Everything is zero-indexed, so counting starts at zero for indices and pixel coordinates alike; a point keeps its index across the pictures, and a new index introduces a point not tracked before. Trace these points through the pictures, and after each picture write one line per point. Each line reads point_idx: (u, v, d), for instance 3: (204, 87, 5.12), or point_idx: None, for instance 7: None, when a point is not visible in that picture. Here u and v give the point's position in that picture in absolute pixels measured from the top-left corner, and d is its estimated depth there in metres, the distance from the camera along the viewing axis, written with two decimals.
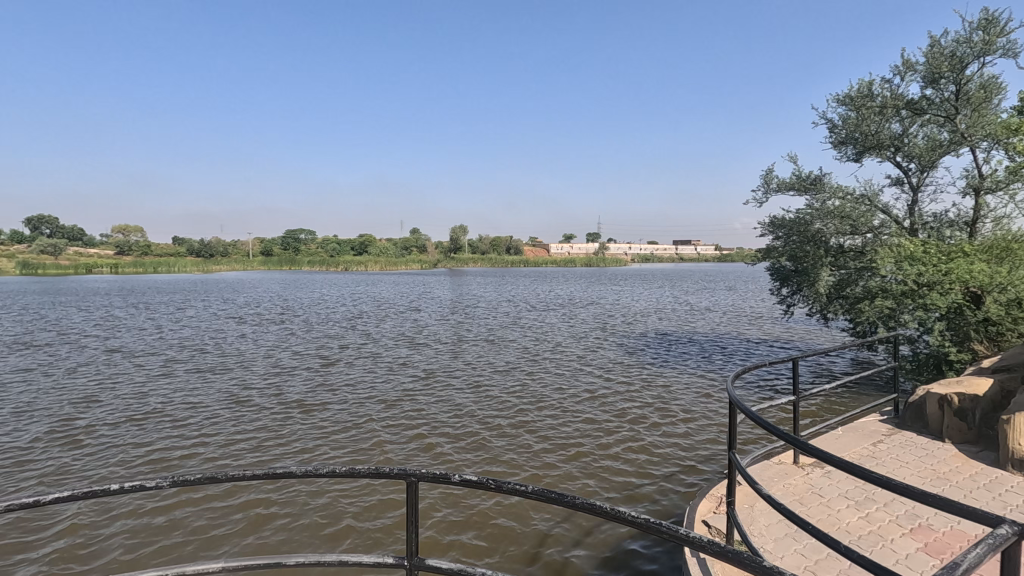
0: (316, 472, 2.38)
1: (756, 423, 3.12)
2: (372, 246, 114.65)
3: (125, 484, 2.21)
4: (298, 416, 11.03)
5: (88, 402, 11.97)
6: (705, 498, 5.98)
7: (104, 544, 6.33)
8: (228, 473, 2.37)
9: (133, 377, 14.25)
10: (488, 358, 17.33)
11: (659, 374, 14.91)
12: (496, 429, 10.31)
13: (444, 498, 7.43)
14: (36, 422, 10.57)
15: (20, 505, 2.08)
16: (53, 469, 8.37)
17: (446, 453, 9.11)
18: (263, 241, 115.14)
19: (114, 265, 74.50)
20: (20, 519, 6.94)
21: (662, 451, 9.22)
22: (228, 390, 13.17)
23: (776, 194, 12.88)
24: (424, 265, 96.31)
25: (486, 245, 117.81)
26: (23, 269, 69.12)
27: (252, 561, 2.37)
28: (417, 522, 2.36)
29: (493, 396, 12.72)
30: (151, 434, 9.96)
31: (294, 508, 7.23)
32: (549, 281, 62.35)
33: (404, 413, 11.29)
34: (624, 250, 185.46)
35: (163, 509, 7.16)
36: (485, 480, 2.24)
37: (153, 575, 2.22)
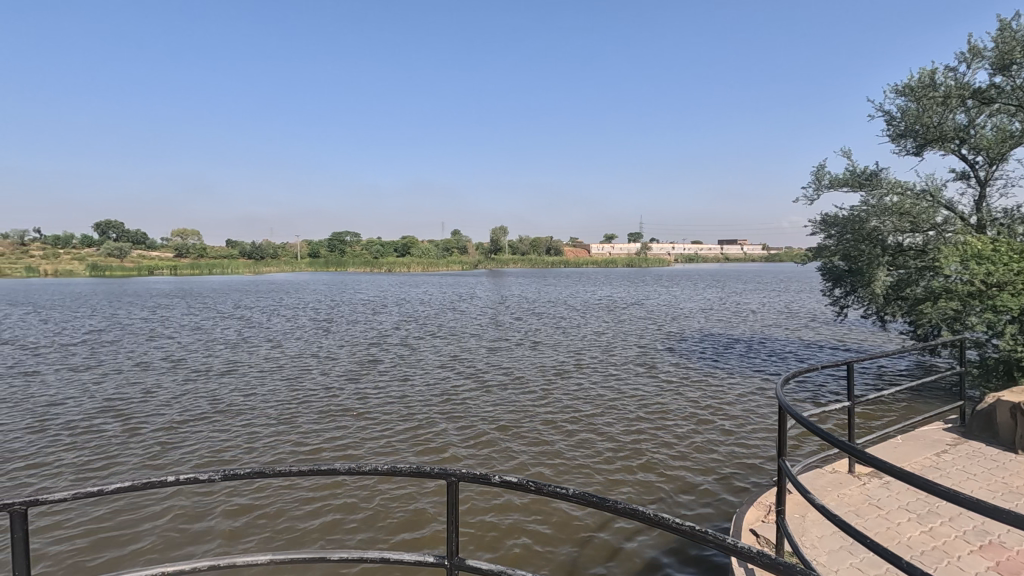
0: (359, 469, 2.42)
1: (808, 429, 2.97)
2: (415, 247, 116.89)
3: (176, 477, 2.30)
4: (345, 414, 11.34)
5: (151, 398, 12.64)
6: (752, 506, 5.79)
7: (161, 533, 6.64)
8: (275, 469, 2.44)
9: (190, 376, 14.94)
10: (529, 359, 17.34)
11: (705, 377, 14.56)
12: (537, 431, 10.29)
13: (486, 499, 7.45)
14: (105, 416, 11.26)
15: (85, 494, 2.20)
16: (117, 462, 8.85)
17: (487, 454, 9.16)
18: (311, 244, 119.42)
19: (174, 267, 78.66)
20: (89, 507, 7.38)
21: (707, 456, 9.00)
22: (277, 388, 13.63)
23: (828, 190, 12.35)
24: (465, 266, 97.48)
25: (526, 245, 118.12)
26: (92, 271, 73.75)
27: (297, 554, 2.42)
28: (458, 523, 2.37)
29: (534, 397, 12.73)
30: (206, 429, 10.42)
31: (338, 504, 7.41)
32: (590, 282, 61.99)
33: (447, 413, 11.42)
34: (667, 249, 182.22)
35: (217, 501, 7.48)
36: (525, 482, 2.23)
37: (207, 563, 2.31)
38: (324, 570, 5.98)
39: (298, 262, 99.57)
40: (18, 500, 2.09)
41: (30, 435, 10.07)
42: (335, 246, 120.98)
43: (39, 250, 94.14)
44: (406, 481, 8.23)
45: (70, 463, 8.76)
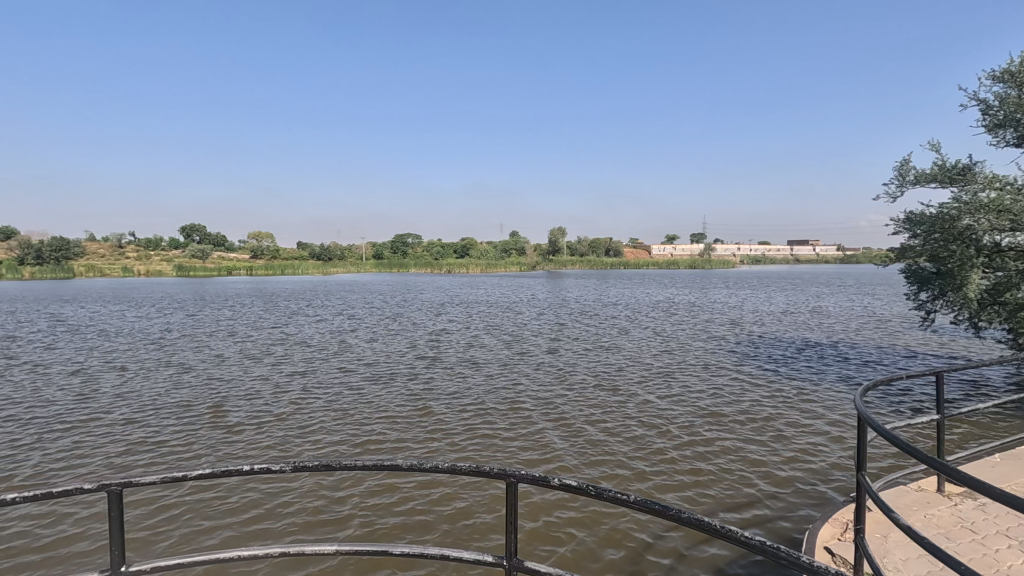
0: (420, 466, 2.45)
1: (890, 441, 2.75)
2: (473, 249, 118.56)
3: (251, 465, 2.43)
4: (409, 412, 11.62)
5: (230, 392, 13.44)
6: (827, 522, 5.47)
7: (235, 520, 7.02)
8: (342, 463, 2.52)
9: (265, 372, 15.78)
10: (589, 361, 17.15)
11: (776, 383, 13.88)
12: (598, 435, 10.14)
13: (545, 501, 7.44)
14: (191, 408, 12.10)
15: (173, 478, 2.36)
16: (199, 451, 9.47)
17: (545, 456, 9.13)
18: (376, 245, 123.77)
19: (250, 268, 83.68)
20: (174, 491, 7.93)
21: (775, 467, 8.57)
22: (344, 385, 14.17)
23: (913, 186, 11.49)
24: (523, 266, 97.91)
25: (585, 246, 117.25)
26: (178, 271, 79.45)
27: (362, 545, 2.51)
28: (518, 525, 2.37)
29: (594, 400, 12.59)
30: (278, 423, 10.96)
31: (400, 499, 7.62)
32: (652, 284, 60.40)
33: (508, 414, 11.47)
34: (733, 249, 175.56)
35: (286, 492, 7.84)
36: (584, 486, 2.20)
37: (276, 550, 2.42)
38: (385, 564, 6.15)
39: (363, 262, 103.44)
40: (114, 481, 2.27)
41: (126, 424, 10.97)
42: (398, 248, 124.73)
43: (134, 252, 102.58)
44: (465, 478, 8.36)
45: (159, 451, 9.47)
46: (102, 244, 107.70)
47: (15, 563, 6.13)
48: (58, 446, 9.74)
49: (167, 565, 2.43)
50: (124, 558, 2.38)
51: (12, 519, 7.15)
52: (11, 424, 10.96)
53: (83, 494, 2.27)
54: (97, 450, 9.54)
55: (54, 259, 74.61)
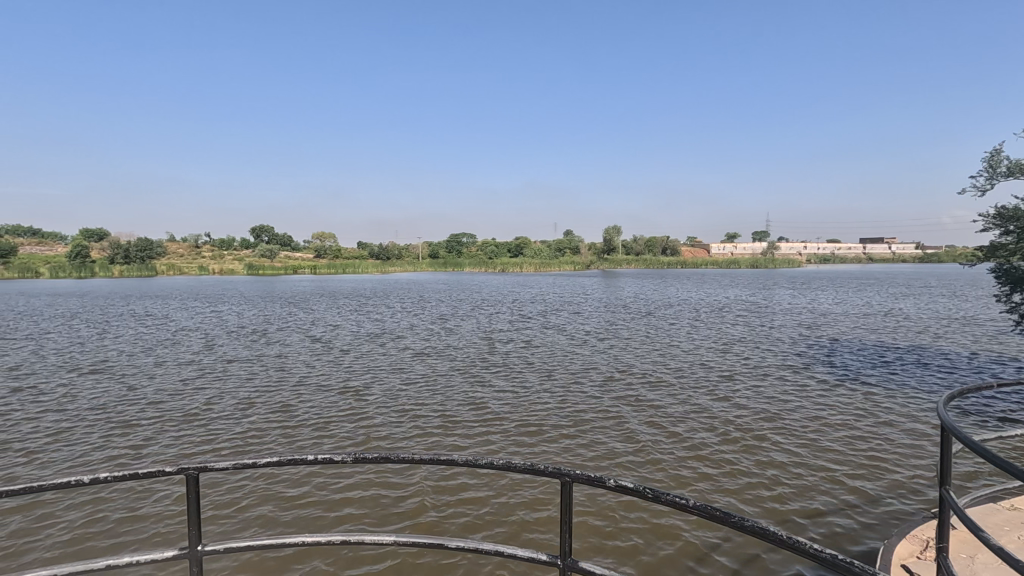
0: (475, 462, 2.48)
1: (981, 454, 2.53)
2: (527, 249, 118.61)
3: (314, 454, 2.52)
4: (464, 410, 11.75)
5: (296, 386, 14.07)
6: (905, 539, 5.12)
7: (299, 508, 7.34)
8: (399, 456, 2.58)
9: (328, 368, 16.40)
10: (646, 362, 16.82)
11: (846, 389, 13.13)
12: (655, 438, 9.90)
13: (600, 503, 7.36)
14: (258, 401, 12.72)
15: (242, 464, 2.49)
16: (267, 441, 9.98)
17: (600, 457, 9.03)
18: (432, 245, 125.94)
19: (313, 267, 87.16)
20: (245, 477, 8.38)
21: (846, 477, 8.11)
22: (402, 381, 14.52)
23: (1005, 179, 10.57)
24: (578, 266, 96.96)
25: (641, 245, 114.91)
26: (249, 270, 83.82)
27: (419, 538, 2.56)
28: (573, 523, 2.35)
29: (650, 401, 12.34)
30: (339, 417, 11.38)
31: (455, 494, 7.74)
32: (713, 284, 58.30)
33: (562, 414, 11.39)
34: (799, 247, 167.20)
35: (346, 483, 8.11)
36: (641, 488, 2.16)
37: (337, 537, 2.51)
38: (440, 557, 6.27)
39: (420, 262, 105.56)
40: (192, 465, 2.42)
41: (202, 414, 11.69)
42: (453, 248, 126.46)
43: (208, 252, 109.09)
44: (521, 475, 8.37)
45: (231, 440, 10.02)
46: (181, 244, 115.07)
47: (104, 539, 6.63)
48: (141, 433, 10.46)
49: (239, 547, 2.56)
50: (201, 538, 2.53)
51: (102, 498, 7.75)
52: (102, 412, 11.90)
53: (165, 477, 2.43)
54: (177, 438, 10.22)
55: (139, 259, 80.36)
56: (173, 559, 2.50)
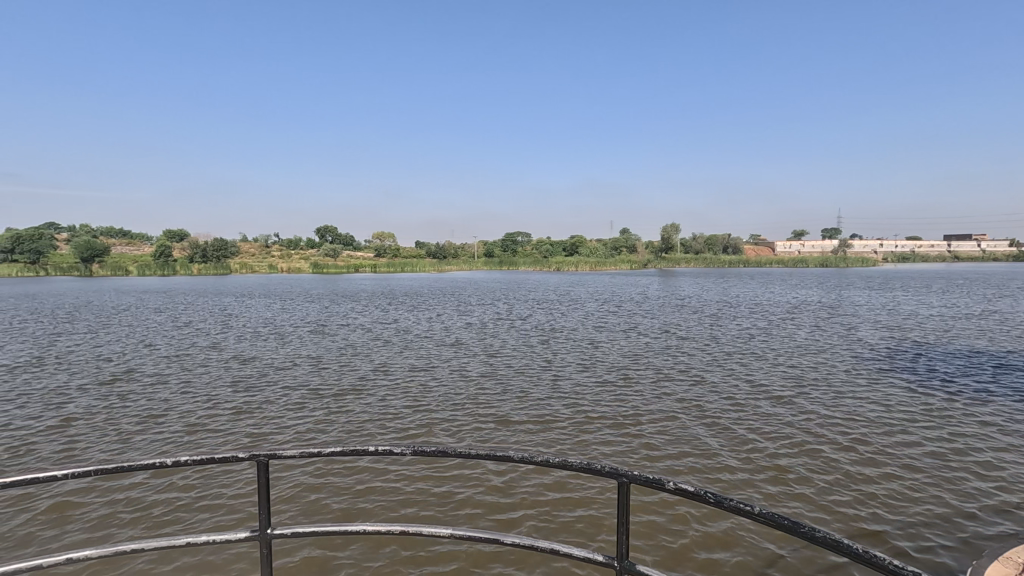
0: (533, 459, 2.47)
1: None
2: (583, 248, 117.44)
3: (374, 445, 2.59)
4: (519, 408, 11.76)
5: (358, 381, 14.59)
6: (996, 560, 4.72)
7: (359, 498, 7.59)
8: (457, 450, 2.62)
9: (388, 363, 16.92)
10: (707, 364, 16.32)
11: (928, 396, 12.26)
12: (717, 443, 9.55)
13: (657, 508, 7.20)
14: (323, 394, 13.24)
15: (307, 453, 2.60)
16: (331, 432, 10.39)
17: (658, 459, 8.84)
18: (489, 244, 126.64)
19: (374, 266, 89.99)
20: (311, 465, 8.77)
21: (927, 490, 7.58)
22: (458, 378, 14.76)
23: None
24: (634, 265, 95.15)
25: (700, 244, 111.59)
26: (314, 268, 87.60)
27: (475, 532, 2.58)
28: (629, 526, 2.30)
29: (710, 404, 11.99)
30: (399, 411, 11.72)
31: (511, 492, 7.75)
32: (779, 284, 55.64)
33: (619, 415, 11.21)
34: (874, 245, 157.12)
35: (404, 477, 8.30)
36: (702, 492, 2.08)
37: (396, 527, 2.57)
38: (495, 554, 6.32)
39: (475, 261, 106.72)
40: (262, 452, 2.55)
41: (272, 405, 12.32)
42: (509, 247, 126.15)
43: (277, 251, 114.83)
44: (577, 476, 8.31)
45: (298, 430, 10.51)
46: (253, 244, 121.03)
47: (184, 520, 7.09)
48: (217, 422, 11.12)
49: (304, 533, 2.66)
50: (270, 522, 2.65)
51: (182, 481, 8.28)
52: (184, 400, 12.76)
53: (238, 462, 2.57)
54: (250, 426, 10.83)
55: (215, 258, 85.67)
56: (244, 541, 2.62)
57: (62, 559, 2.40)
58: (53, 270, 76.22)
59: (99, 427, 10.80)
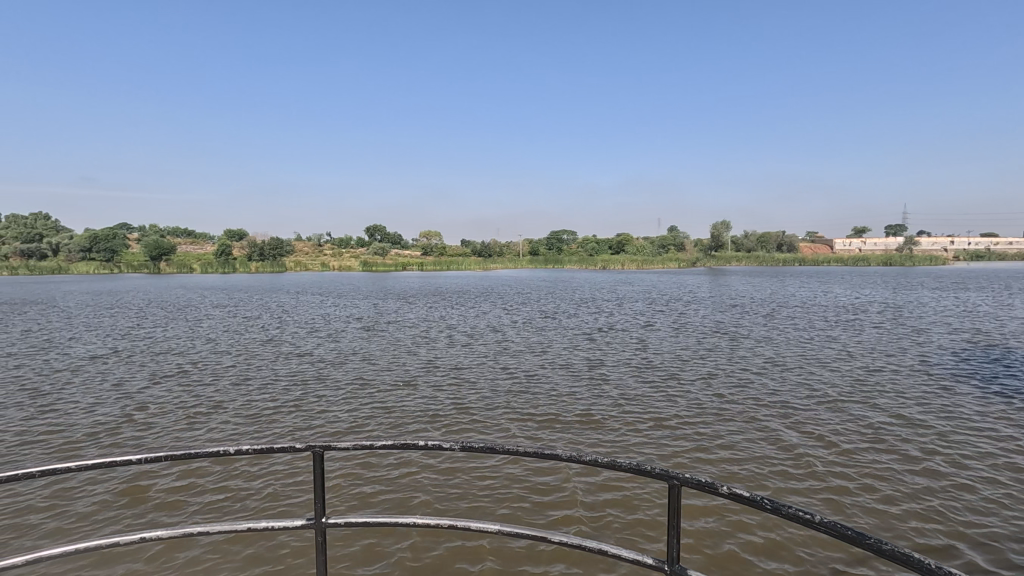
0: (581, 459, 2.47)
1: None
2: (630, 245, 115.60)
3: (423, 441, 2.64)
4: (564, 408, 11.69)
5: (406, 377, 14.93)
6: None
7: (408, 491, 7.79)
8: (505, 447, 2.66)
9: (436, 360, 17.21)
10: (760, 366, 15.81)
11: (1004, 403, 11.49)
12: (771, 449, 9.19)
13: (707, 515, 7.04)
14: (372, 390, 13.58)
15: (360, 446, 2.70)
16: (381, 426, 10.69)
17: (707, 462, 8.66)
18: (534, 243, 126.09)
19: (421, 264, 91.50)
20: (362, 457, 9.07)
21: (1002, 504, 7.12)
22: (504, 376, 14.86)
23: None
24: (683, 263, 92.96)
25: (753, 241, 107.80)
26: (363, 267, 89.91)
27: (523, 529, 2.61)
28: (680, 529, 2.27)
29: (764, 407, 11.63)
30: (446, 407, 11.92)
31: (556, 492, 7.76)
32: (839, 283, 52.98)
33: (667, 416, 11.03)
34: (944, 242, 147.48)
35: (450, 473, 8.42)
36: (757, 498, 2.02)
37: (446, 521, 2.64)
38: (541, 552, 6.37)
39: (521, 258, 106.98)
40: (318, 443, 2.67)
41: (325, 399, 12.78)
42: (555, 246, 124.77)
43: (330, 250, 118.76)
44: (623, 478, 8.22)
45: (350, 424, 10.86)
46: (306, 244, 124.70)
47: (244, 506, 7.46)
48: (273, 414, 11.62)
49: (357, 523, 2.77)
50: (325, 511, 2.78)
51: (241, 469, 8.72)
52: (244, 393, 13.39)
53: (296, 453, 2.71)
54: (305, 419, 11.28)
55: (272, 256, 89.41)
56: (301, 528, 2.76)
57: (137, 538, 2.58)
58: (127, 267, 81.56)
59: (167, 417, 11.50)
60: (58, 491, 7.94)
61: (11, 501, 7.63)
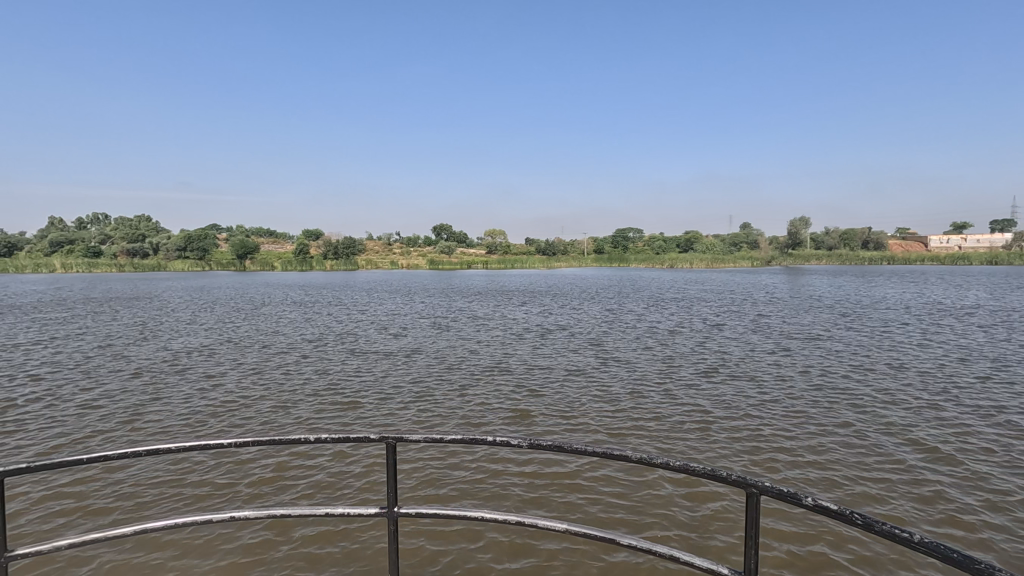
0: (652, 461, 2.39)
1: None
2: (699, 243, 111.61)
3: (491, 436, 2.65)
4: (630, 410, 11.47)
5: (472, 374, 15.20)
6: None
7: (473, 485, 7.96)
8: (572, 446, 2.63)
9: (500, 359, 17.40)
10: (841, 370, 14.88)
11: None
12: (856, 460, 8.59)
13: (783, 528, 6.68)
14: (437, 385, 13.93)
15: (430, 439, 2.78)
16: (448, 421, 10.96)
17: (783, 470, 8.26)
18: (598, 242, 124.06)
19: (486, 262, 92.65)
20: (429, 450, 9.34)
21: None
22: (568, 375, 14.82)
23: None
24: (757, 262, 88.80)
25: (834, 239, 101.62)
26: (430, 265, 92.29)
27: (591, 529, 2.58)
28: (758, 539, 2.16)
29: (846, 414, 10.97)
30: (510, 405, 12.05)
31: (620, 494, 7.64)
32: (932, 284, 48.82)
33: (738, 421, 10.62)
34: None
35: (514, 469, 8.49)
36: (848, 513, 1.88)
37: (514, 516, 2.65)
38: (606, 554, 6.33)
39: (585, 257, 106.01)
40: (392, 435, 2.77)
41: (395, 393, 13.24)
42: (620, 244, 122.52)
43: (399, 249, 122.69)
44: (693, 484, 7.95)
45: (419, 418, 11.21)
46: (376, 243, 129.29)
47: (319, 493, 7.86)
48: (347, 407, 12.17)
49: (427, 515, 2.84)
50: (396, 500, 2.87)
51: (317, 457, 9.20)
52: (320, 385, 14.11)
53: (371, 443, 2.83)
54: (376, 412, 11.74)
55: (345, 255, 93.54)
56: (374, 515, 2.87)
57: (226, 516, 2.77)
58: (216, 265, 87.86)
59: (251, 406, 12.29)
60: (157, 471, 8.68)
61: (118, 478, 8.43)
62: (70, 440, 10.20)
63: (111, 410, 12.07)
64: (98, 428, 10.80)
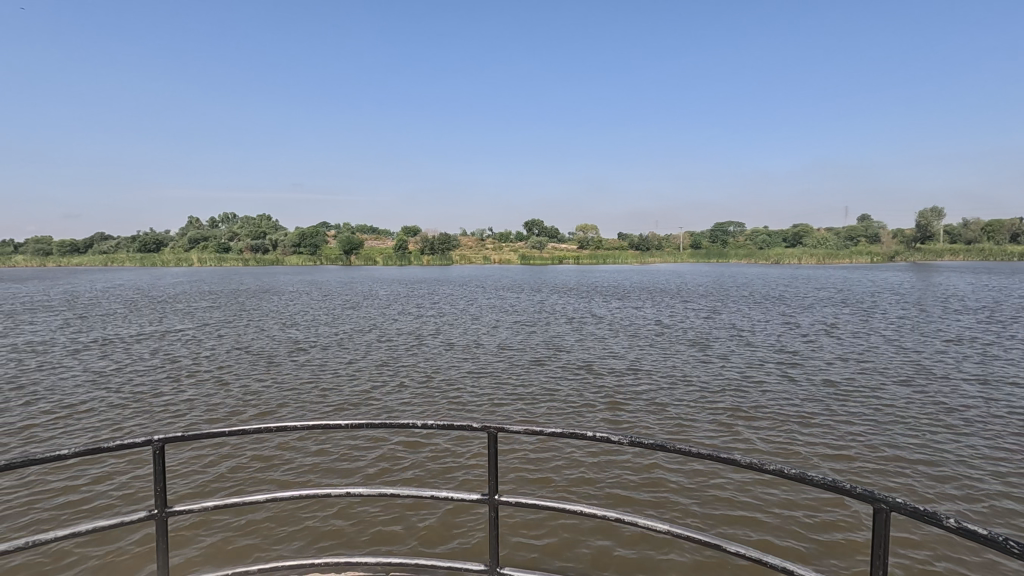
0: (763, 466, 2.21)
1: None
2: (809, 237, 103.00)
3: (594, 432, 2.59)
4: (732, 414, 10.86)
5: (564, 370, 15.16)
6: None
7: (566, 480, 7.99)
8: (676, 446, 2.50)
9: (592, 356, 17.15)
10: (983, 379, 13.14)
11: None
12: (1003, 481, 7.53)
13: (908, 550, 6.07)
14: (530, 380, 14.03)
15: (530, 431, 2.78)
16: (541, 416, 11.04)
17: (909, 485, 7.50)
18: (693, 236, 118.49)
19: (577, 258, 91.51)
20: (524, 443, 9.48)
21: None
22: (664, 375, 14.32)
23: None
24: (878, 257, 80.30)
25: (974, 232, 89.50)
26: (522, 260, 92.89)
27: (695, 533, 2.45)
28: (888, 559, 1.95)
29: (986, 427, 9.75)
30: (604, 403, 11.89)
31: (721, 500, 7.32)
32: None
33: (854, 429, 9.77)
34: None
35: (608, 468, 8.34)
36: (1002, 540, 1.64)
37: (612, 513, 2.58)
38: (706, 562, 6.09)
39: (681, 252, 101.37)
40: (493, 425, 2.81)
41: (489, 387, 13.52)
42: (718, 239, 116.55)
43: (492, 244, 124.62)
44: (804, 497, 7.39)
45: (512, 413, 11.38)
46: (468, 238, 132.26)
47: (419, 477, 8.23)
48: (444, 398, 12.62)
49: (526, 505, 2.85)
50: (496, 487, 2.91)
51: (417, 443, 9.64)
52: (419, 377, 14.72)
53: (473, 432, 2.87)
54: (471, 404, 12.09)
55: (440, 250, 96.49)
56: (475, 501, 2.92)
57: (343, 492, 2.95)
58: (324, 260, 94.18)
59: (358, 394, 13.09)
60: (277, 448, 9.51)
61: (246, 452, 9.34)
62: (206, 417, 11.41)
63: (238, 392, 13.32)
64: (227, 409, 11.96)
